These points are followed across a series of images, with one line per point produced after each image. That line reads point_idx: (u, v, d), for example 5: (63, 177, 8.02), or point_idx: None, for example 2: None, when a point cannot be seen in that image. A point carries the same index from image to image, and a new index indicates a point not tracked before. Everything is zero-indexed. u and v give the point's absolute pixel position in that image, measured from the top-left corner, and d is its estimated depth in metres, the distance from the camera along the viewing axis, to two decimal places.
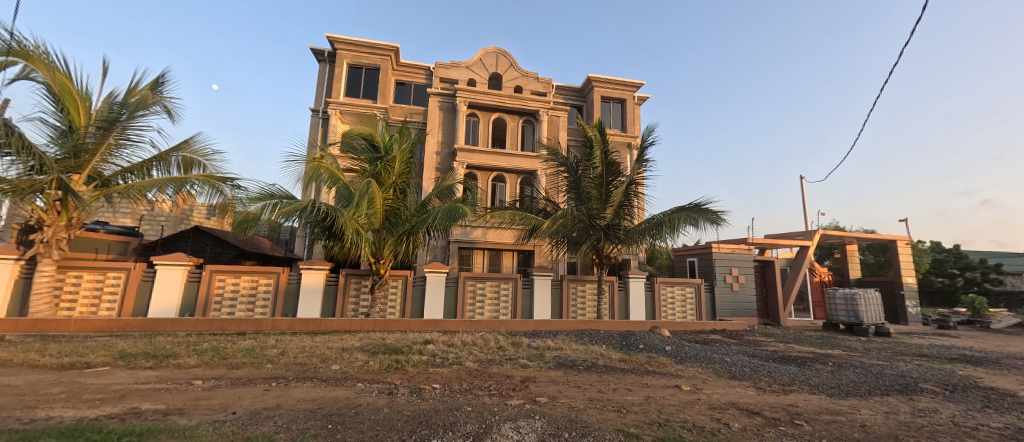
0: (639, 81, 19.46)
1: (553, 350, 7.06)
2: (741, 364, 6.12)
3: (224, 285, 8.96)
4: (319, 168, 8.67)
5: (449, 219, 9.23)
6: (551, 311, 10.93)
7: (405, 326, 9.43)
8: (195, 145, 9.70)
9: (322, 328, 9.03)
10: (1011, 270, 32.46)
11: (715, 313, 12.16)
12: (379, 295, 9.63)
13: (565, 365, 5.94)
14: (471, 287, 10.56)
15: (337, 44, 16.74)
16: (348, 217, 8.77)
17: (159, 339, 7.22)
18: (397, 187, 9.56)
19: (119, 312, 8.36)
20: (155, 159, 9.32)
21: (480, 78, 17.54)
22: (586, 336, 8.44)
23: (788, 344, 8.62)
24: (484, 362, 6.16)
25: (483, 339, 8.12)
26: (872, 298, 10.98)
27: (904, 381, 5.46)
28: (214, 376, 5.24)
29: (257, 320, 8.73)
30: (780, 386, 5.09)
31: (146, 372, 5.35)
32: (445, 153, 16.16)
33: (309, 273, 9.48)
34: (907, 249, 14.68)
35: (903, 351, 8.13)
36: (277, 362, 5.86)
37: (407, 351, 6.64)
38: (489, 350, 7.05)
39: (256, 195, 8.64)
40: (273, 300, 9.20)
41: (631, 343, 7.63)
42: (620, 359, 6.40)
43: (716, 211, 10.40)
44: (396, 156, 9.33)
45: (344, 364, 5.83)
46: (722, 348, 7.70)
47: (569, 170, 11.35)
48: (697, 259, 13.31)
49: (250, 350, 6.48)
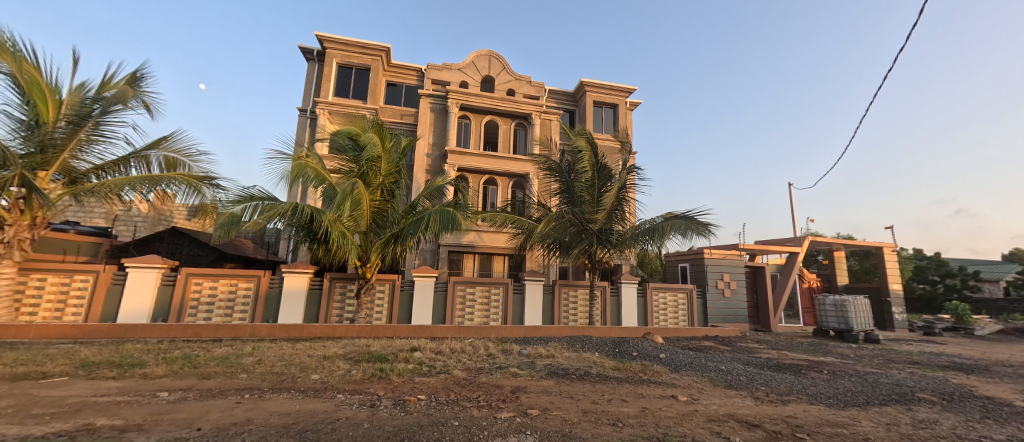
0: (632, 87, 19.53)
1: (545, 358, 6.82)
2: (736, 372, 5.97)
3: (201, 289, 8.57)
4: (304, 167, 8.29)
5: (439, 221, 8.97)
6: (542, 317, 10.71)
7: (391, 332, 9.11)
8: (175, 143, 9.29)
9: (304, 334, 8.67)
10: (988, 277, 33.34)
11: (707, 319, 12.07)
12: (365, 300, 9.29)
13: (558, 374, 5.72)
14: (461, 292, 10.28)
15: (326, 43, 16.42)
16: (333, 220, 8.41)
17: (127, 346, 6.79)
18: (385, 188, 9.28)
19: (86, 317, 7.90)
20: (131, 157, 8.90)
21: (472, 81, 17.37)
22: (578, 343, 8.22)
23: (781, 351, 8.52)
24: (474, 371, 5.90)
25: (473, 346, 7.86)
26: (861, 304, 11.02)
27: (901, 390, 5.35)
28: (183, 387, 4.90)
29: (235, 326, 8.32)
30: (778, 396, 4.93)
31: (109, 383, 4.99)
32: (436, 155, 15.94)
33: (291, 276, 9.13)
34: (893, 255, 14.84)
35: (895, 358, 8.09)
36: (252, 372, 5.53)
37: (393, 359, 6.31)
38: (478, 358, 6.78)
39: (235, 198, 8.25)
40: (253, 305, 8.82)
41: (624, 350, 7.44)
42: (614, 367, 6.20)
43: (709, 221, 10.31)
44: (382, 155, 9.02)
45: (324, 373, 5.53)
46: (717, 355, 7.56)
47: (559, 173, 11.20)
48: (689, 264, 13.26)
49: (224, 358, 6.11)
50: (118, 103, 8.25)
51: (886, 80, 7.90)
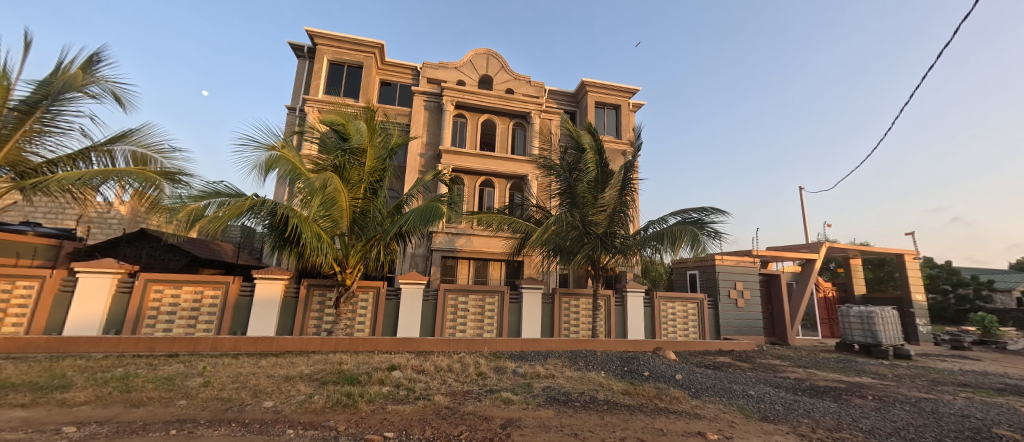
0: (634, 88, 18.83)
1: (543, 379, 5.89)
2: (768, 399, 5.06)
3: (161, 297, 7.69)
4: (279, 159, 7.31)
5: (421, 220, 8.11)
6: (540, 329, 9.82)
7: (373, 345, 8.22)
8: (144, 137, 8.48)
9: (274, 348, 7.78)
10: (999, 287, 32.34)
11: (718, 331, 11.19)
12: (345, 309, 8.40)
13: (558, 401, 4.81)
14: (452, 301, 9.39)
15: (316, 38, 15.70)
16: (305, 220, 7.55)
17: (63, 363, 5.90)
18: (369, 186, 8.49)
19: (27, 329, 7.03)
20: (90, 150, 8.07)
21: (470, 80, 16.69)
22: (581, 359, 7.31)
23: (808, 369, 7.58)
24: (458, 396, 4.99)
25: (462, 363, 6.93)
26: (889, 316, 10.07)
27: (971, 425, 4.45)
28: (101, 419, 4.02)
29: (195, 339, 7.42)
30: (828, 432, 4.04)
31: (12, 413, 4.10)
32: (429, 155, 15.18)
33: (264, 283, 8.26)
34: (915, 264, 13.94)
35: (938, 378, 7.15)
36: (194, 397, 4.64)
37: (366, 380, 5.37)
38: (466, 378, 5.86)
39: (198, 194, 7.31)
40: (219, 315, 7.93)
41: (634, 369, 6.54)
42: (624, 392, 5.29)
43: (709, 205, 9.75)
44: (367, 149, 8.21)
45: (279, 400, 4.64)
46: (739, 375, 6.64)
47: (559, 172, 10.29)
48: (699, 272, 12.37)
49: (167, 380, 5.22)
50: (69, 91, 7.28)
51: (934, 64, 7.00)
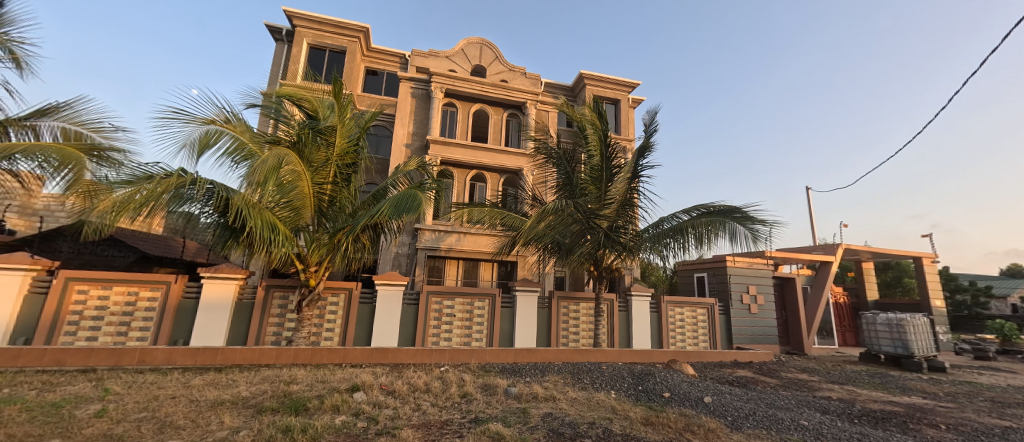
0: (634, 82, 17.91)
1: (542, 403, 4.77)
2: (828, 432, 4.00)
3: (84, 299, 6.43)
4: (220, 134, 6.08)
5: (395, 211, 6.82)
6: (536, 337, 8.70)
7: (340, 356, 7.04)
8: (76, 113, 7.22)
9: (220, 360, 6.55)
10: (993, 294, 31.93)
11: (731, 341, 10.18)
12: (308, 315, 7.21)
13: (563, 437, 3.69)
14: (435, 306, 8.25)
15: (296, 20, 14.50)
16: (256, 206, 6.31)
17: None
18: (340, 170, 7.31)
19: None
20: (5, 124, 6.77)
21: (462, 69, 15.58)
22: (586, 376, 6.22)
23: (845, 387, 6.56)
24: (433, 430, 3.83)
25: (443, 380, 5.75)
26: (920, 324, 9.16)
27: None
28: None
29: (118, 351, 6.14)
30: None
31: None
32: (417, 146, 14.05)
33: (213, 283, 7.04)
34: (933, 268, 13.10)
35: (997, 399, 6.17)
36: (75, 434, 3.44)
37: (316, 408, 4.19)
38: (447, 402, 4.71)
39: (126, 178, 5.98)
40: (157, 321, 6.70)
41: (651, 388, 5.46)
42: (644, 421, 4.21)
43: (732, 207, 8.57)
44: (337, 128, 7.02)
45: (191, 438, 3.46)
46: (774, 395, 5.60)
47: (558, 161, 9.19)
48: (708, 275, 11.37)
49: (53, 408, 3.99)
50: None
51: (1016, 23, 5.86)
